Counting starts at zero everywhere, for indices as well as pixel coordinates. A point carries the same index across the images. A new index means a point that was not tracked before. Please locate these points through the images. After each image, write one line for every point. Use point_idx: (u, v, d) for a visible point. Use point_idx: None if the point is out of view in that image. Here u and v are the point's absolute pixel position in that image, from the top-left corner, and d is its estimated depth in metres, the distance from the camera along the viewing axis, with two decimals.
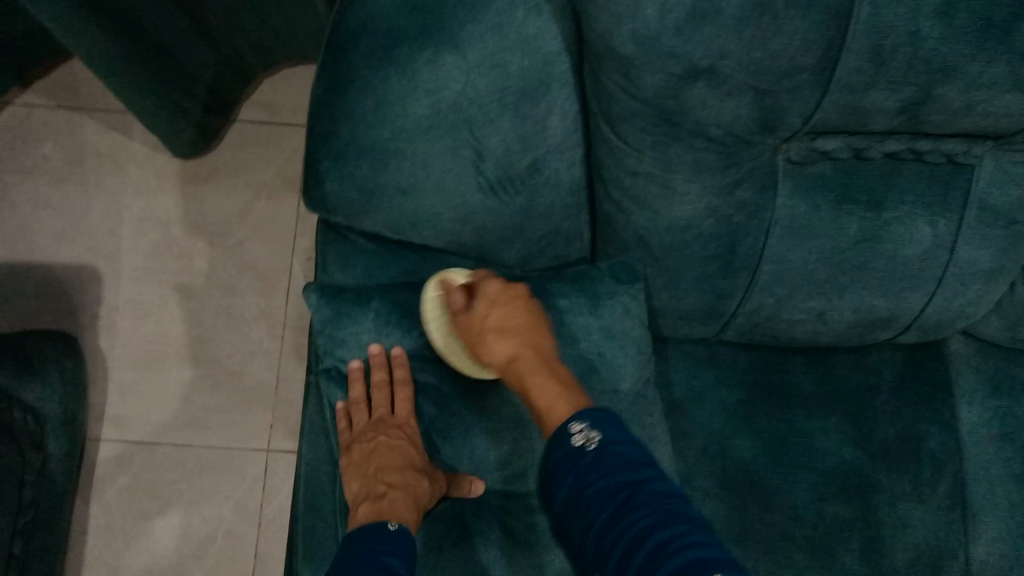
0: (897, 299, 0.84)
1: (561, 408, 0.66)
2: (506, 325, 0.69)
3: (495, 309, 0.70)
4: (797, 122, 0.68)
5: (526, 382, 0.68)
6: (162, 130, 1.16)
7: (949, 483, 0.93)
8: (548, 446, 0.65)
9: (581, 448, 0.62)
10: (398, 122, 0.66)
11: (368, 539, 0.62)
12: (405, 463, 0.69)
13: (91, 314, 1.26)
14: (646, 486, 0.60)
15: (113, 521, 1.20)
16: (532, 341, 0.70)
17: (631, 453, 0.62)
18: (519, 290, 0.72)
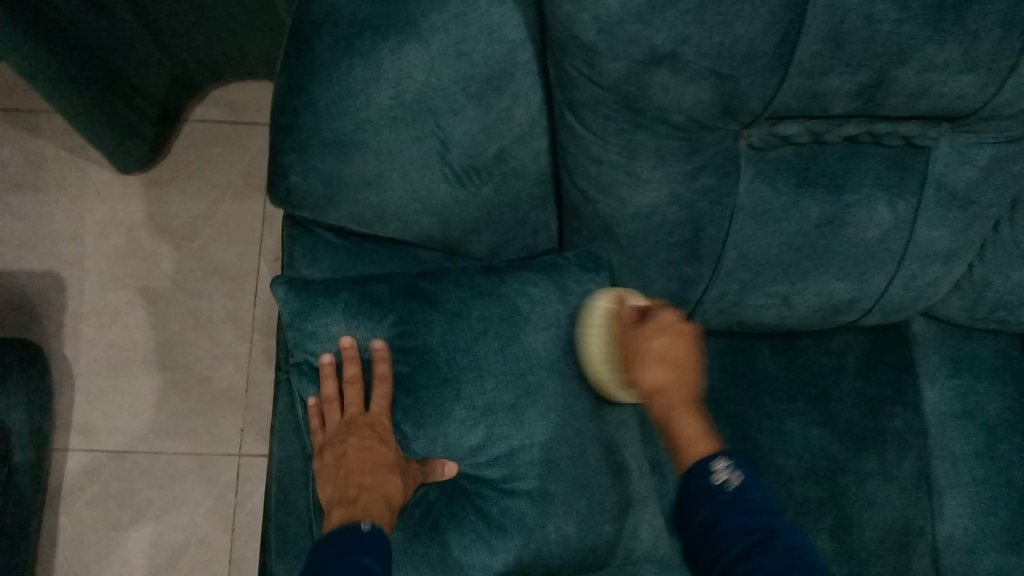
0: (859, 281, 0.85)
1: (701, 445, 0.72)
2: (672, 354, 0.72)
3: (669, 335, 0.72)
4: (758, 107, 0.69)
5: (670, 414, 0.74)
6: (108, 147, 1.16)
7: (914, 461, 0.95)
8: (685, 478, 0.73)
9: (721, 485, 0.70)
10: (362, 113, 0.67)
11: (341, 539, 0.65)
12: (377, 463, 0.69)
13: (55, 321, 1.24)
14: (785, 537, 0.66)
15: (82, 530, 1.18)
16: (685, 366, 0.73)
17: (764, 498, 0.69)
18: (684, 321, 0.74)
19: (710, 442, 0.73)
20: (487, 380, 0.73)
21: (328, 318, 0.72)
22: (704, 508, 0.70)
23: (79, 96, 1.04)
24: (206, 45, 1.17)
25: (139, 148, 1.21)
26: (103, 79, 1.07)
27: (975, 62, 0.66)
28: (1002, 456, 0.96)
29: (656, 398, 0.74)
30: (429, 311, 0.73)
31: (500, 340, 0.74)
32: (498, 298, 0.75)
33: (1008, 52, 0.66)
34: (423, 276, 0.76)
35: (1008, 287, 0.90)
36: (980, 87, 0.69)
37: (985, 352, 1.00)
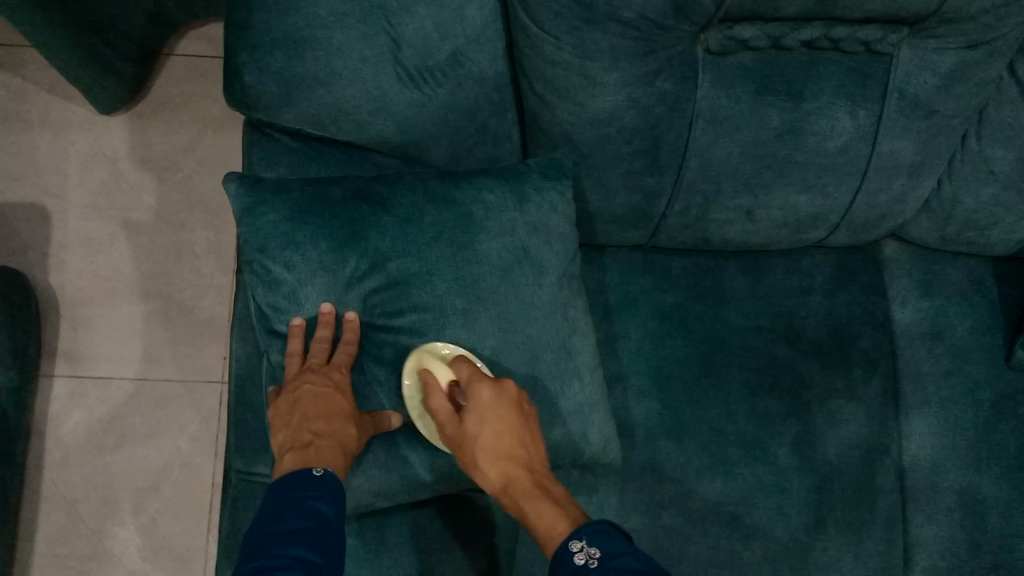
0: (822, 195, 0.85)
1: (561, 524, 0.63)
2: (496, 445, 0.66)
3: (477, 416, 0.67)
4: (711, 5, 0.69)
5: (522, 503, 0.66)
6: (84, 84, 1.17)
7: (881, 380, 0.95)
8: (552, 568, 0.61)
9: (583, 565, 0.58)
10: (312, 9, 0.67)
11: (291, 486, 0.64)
12: (330, 410, 0.69)
13: (40, 251, 1.26)
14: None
15: (67, 453, 1.21)
16: (511, 466, 0.67)
17: (632, 564, 0.57)
18: (512, 396, 0.67)
19: (566, 526, 0.64)
20: (438, 285, 0.74)
21: (280, 222, 0.72)
22: None
23: (54, 31, 1.04)
24: None
25: (113, 82, 1.20)
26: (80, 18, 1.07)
27: None
28: (968, 376, 0.96)
29: (506, 488, 0.67)
30: (382, 216, 0.74)
31: (452, 245, 0.74)
32: (452, 204, 0.75)
33: None
34: (378, 179, 0.76)
35: (975, 206, 0.90)
36: None
37: (955, 275, 1.00)
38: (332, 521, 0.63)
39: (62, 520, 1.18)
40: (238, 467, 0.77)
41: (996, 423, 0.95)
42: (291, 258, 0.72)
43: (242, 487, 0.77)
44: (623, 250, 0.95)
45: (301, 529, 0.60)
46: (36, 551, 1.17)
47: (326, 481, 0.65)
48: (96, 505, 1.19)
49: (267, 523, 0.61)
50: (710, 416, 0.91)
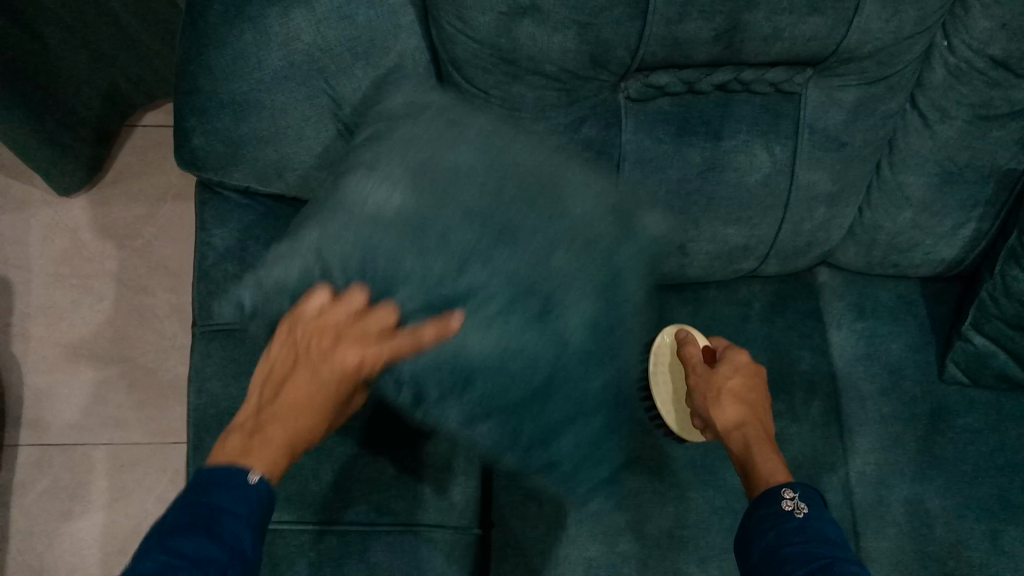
0: (749, 227, 0.91)
1: (778, 473, 0.77)
2: (738, 392, 0.83)
3: (734, 372, 0.84)
4: (626, 55, 0.75)
5: (754, 447, 0.80)
6: (44, 164, 1.19)
7: (822, 401, 1.00)
8: (758, 506, 0.74)
9: (790, 513, 0.71)
10: (255, 75, 0.71)
11: (221, 485, 0.63)
12: (300, 407, 0.68)
13: (3, 322, 1.28)
14: (842, 561, 0.65)
15: (33, 521, 1.21)
16: (755, 418, 0.83)
17: (832, 531, 0.69)
18: (757, 372, 0.86)
19: (783, 473, 0.77)
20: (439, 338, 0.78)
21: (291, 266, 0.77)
22: (769, 534, 0.71)
23: (16, 115, 1.08)
24: (131, 63, 1.22)
25: (73, 161, 1.24)
26: (38, 101, 1.11)
27: (818, 5, 0.72)
28: (905, 393, 1.01)
29: (741, 429, 0.81)
30: None
31: None
32: None
33: None
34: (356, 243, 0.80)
35: (895, 230, 0.96)
36: (828, 28, 0.75)
37: (887, 297, 1.05)
38: (240, 547, 0.62)
39: None
40: None
41: (934, 435, 0.99)
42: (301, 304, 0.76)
43: None
44: None
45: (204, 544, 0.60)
46: None
47: (260, 492, 0.64)
48: (63, 573, 1.19)
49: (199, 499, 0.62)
50: (662, 443, 0.95)
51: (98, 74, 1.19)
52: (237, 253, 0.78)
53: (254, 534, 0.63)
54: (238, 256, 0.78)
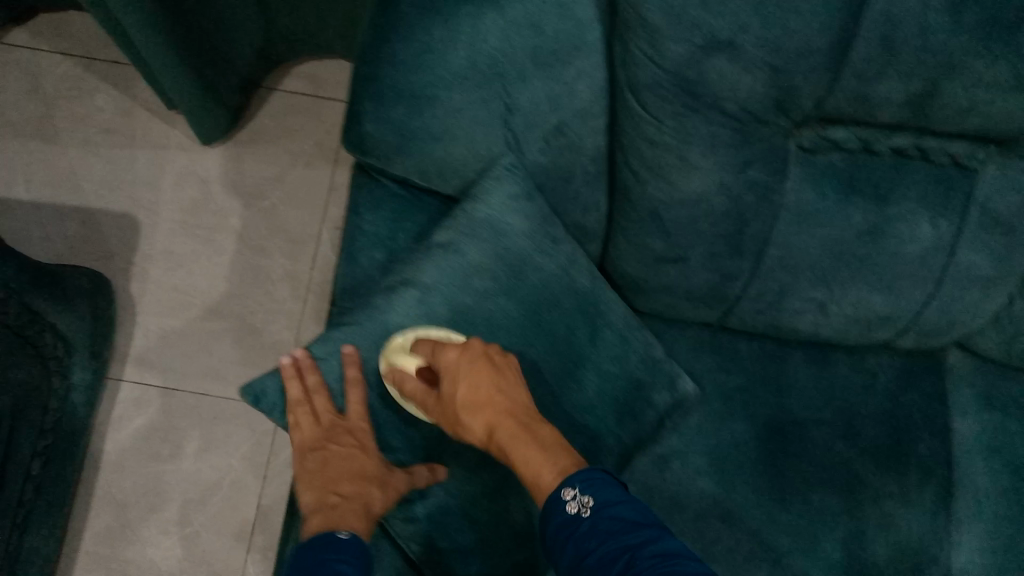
0: (895, 297, 0.87)
1: (546, 474, 0.65)
2: (472, 403, 0.68)
3: (462, 377, 0.68)
4: (810, 105, 0.72)
5: (510, 448, 0.67)
6: (195, 111, 1.22)
7: (935, 487, 0.95)
8: (545, 518, 0.64)
9: (576, 516, 0.61)
10: (436, 71, 0.72)
11: (319, 548, 0.63)
12: (357, 473, 0.69)
13: (125, 260, 1.32)
14: (643, 549, 0.57)
15: (124, 456, 1.25)
16: (505, 408, 0.69)
17: (627, 513, 0.60)
18: (475, 351, 0.70)
19: (552, 469, 0.65)
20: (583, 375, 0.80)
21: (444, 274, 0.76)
22: (568, 550, 0.61)
23: (178, 57, 1.10)
24: (282, 18, 1.24)
25: (220, 111, 1.27)
26: (195, 41, 1.13)
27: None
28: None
29: (494, 436, 0.68)
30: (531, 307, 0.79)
31: (585, 325, 0.81)
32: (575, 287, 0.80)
33: None
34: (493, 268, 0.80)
35: None
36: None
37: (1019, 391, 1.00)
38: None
39: (109, 522, 1.22)
40: None
41: None
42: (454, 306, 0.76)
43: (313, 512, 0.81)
44: (690, 327, 0.98)
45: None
46: (81, 548, 1.20)
47: (353, 546, 0.64)
48: (144, 511, 1.23)
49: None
50: (763, 502, 0.92)
51: (247, 20, 1.21)
52: (387, 240, 0.80)
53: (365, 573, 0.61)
54: (387, 246, 0.80)
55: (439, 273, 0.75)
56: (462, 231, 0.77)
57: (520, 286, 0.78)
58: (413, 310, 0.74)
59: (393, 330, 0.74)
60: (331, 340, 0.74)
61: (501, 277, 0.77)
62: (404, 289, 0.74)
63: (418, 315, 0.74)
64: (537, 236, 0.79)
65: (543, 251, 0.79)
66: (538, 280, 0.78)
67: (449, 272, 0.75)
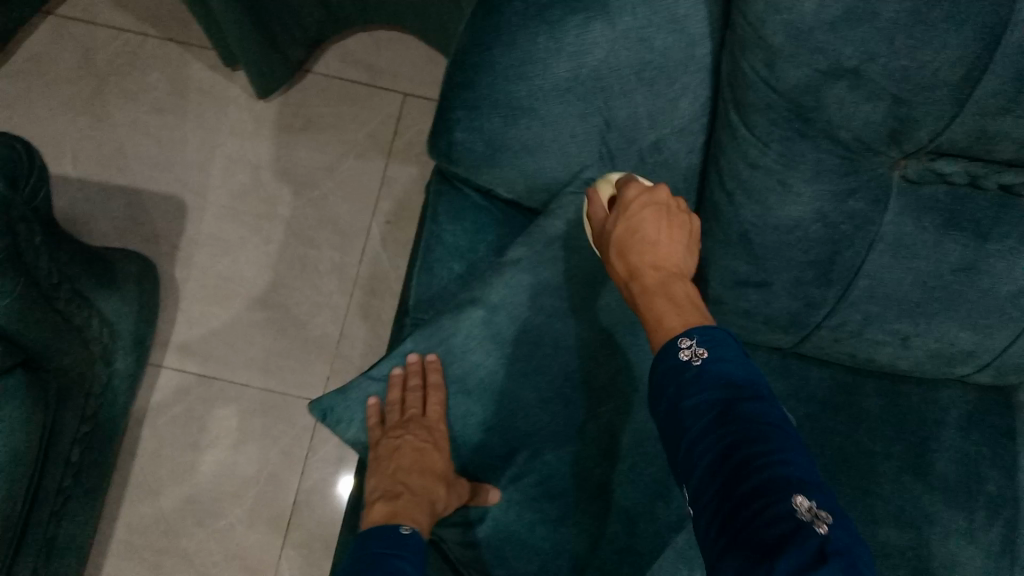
0: (984, 334, 0.84)
1: (674, 319, 0.61)
2: (637, 237, 0.66)
3: (631, 217, 0.67)
4: (925, 138, 0.69)
5: (649, 295, 0.64)
6: (259, 70, 1.21)
7: (1003, 529, 0.91)
8: (657, 358, 0.61)
9: (685, 363, 0.58)
10: (536, 82, 0.68)
11: (380, 542, 0.62)
12: (427, 467, 0.70)
13: (172, 243, 1.29)
14: (742, 404, 0.53)
15: (161, 444, 1.23)
16: (660, 257, 0.66)
17: (733, 374, 0.55)
18: (670, 200, 0.68)
19: (678, 320, 0.61)
20: None
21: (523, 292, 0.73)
22: (662, 388, 0.58)
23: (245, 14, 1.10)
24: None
25: (283, 68, 1.26)
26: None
27: None
28: None
29: (633, 278, 0.66)
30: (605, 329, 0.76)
31: None
32: None
33: None
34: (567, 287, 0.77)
35: None
36: None
37: None
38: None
39: (144, 511, 1.21)
40: None
41: None
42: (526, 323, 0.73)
43: None
44: (760, 349, 0.97)
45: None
46: (115, 536, 1.20)
47: (411, 542, 0.63)
48: (180, 500, 1.21)
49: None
50: None
51: None
52: (466, 251, 0.78)
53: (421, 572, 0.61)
54: (466, 256, 0.78)
55: (507, 291, 0.73)
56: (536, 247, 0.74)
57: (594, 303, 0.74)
58: (478, 330, 0.73)
59: (454, 351, 0.73)
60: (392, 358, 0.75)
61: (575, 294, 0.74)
62: (470, 306, 0.73)
63: (483, 335, 0.73)
64: None
65: None
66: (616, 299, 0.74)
67: (518, 291, 0.73)
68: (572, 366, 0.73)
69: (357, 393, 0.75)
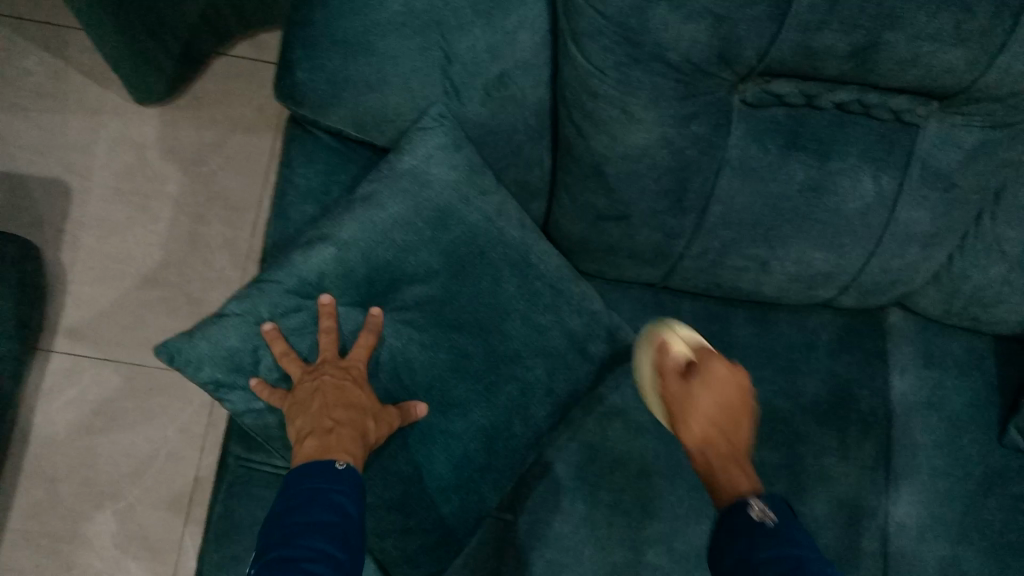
0: (837, 253, 0.87)
1: (744, 484, 0.78)
2: (703, 410, 0.81)
3: (715, 383, 0.81)
4: (754, 57, 0.72)
5: (719, 467, 0.80)
6: (138, 82, 1.20)
7: (875, 444, 0.95)
8: (727, 514, 0.76)
9: (758, 521, 0.73)
10: (373, 16, 0.70)
11: (314, 476, 0.64)
12: (352, 402, 0.68)
13: (55, 226, 1.27)
14: (807, 567, 0.68)
15: (55, 429, 1.20)
16: (718, 428, 0.81)
17: (802, 551, 0.69)
18: (738, 380, 0.83)
19: (749, 486, 0.78)
20: (512, 325, 0.78)
21: (374, 230, 0.73)
22: (742, 543, 0.72)
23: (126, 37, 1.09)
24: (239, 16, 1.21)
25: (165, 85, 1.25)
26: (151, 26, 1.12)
27: (964, 36, 0.68)
28: (960, 449, 0.96)
29: (707, 449, 0.81)
30: (465, 263, 0.76)
31: (518, 275, 0.79)
32: (499, 239, 0.78)
33: (997, 31, 0.67)
34: (424, 223, 0.75)
35: (983, 281, 0.91)
36: (967, 63, 0.70)
37: (957, 349, 1.00)
38: (353, 514, 0.63)
39: (41, 498, 1.17)
40: (237, 453, 0.78)
41: (985, 496, 0.95)
42: (379, 258, 0.73)
43: (239, 473, 0.78)
44: (634, 287, 0.99)
45: (323, 525, 0.62)
46: (12, 525, 1.16)
47: (347, 478, 0.64)
48: (78, 485, 1.18)
49: (290, 515, 0.62)
50: None
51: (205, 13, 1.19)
52: (319, 193, 0.79)
53: (359, 500, 0.64)
54: (319, 200, 0.79)
55: (358, 228, 0.73)
56: (383, 182, 0.75)
57: (443, 237, 0.76)
58: (330, 268, 0.72)
59: (315, 288, 0.72)
60: (245, 299, 0.71)
61: (423, 229, 0.75)
62: (321, 244, 0.72)
63: (334, 273, 0.72)
64: (463, 185, 0.76)
65: (466, 201, 0.76)
66: (463, 231, 0.76)
67: (368, 226, 0.73)
68: (423, 299, 0.75)
69: (202, 335, 0.69)
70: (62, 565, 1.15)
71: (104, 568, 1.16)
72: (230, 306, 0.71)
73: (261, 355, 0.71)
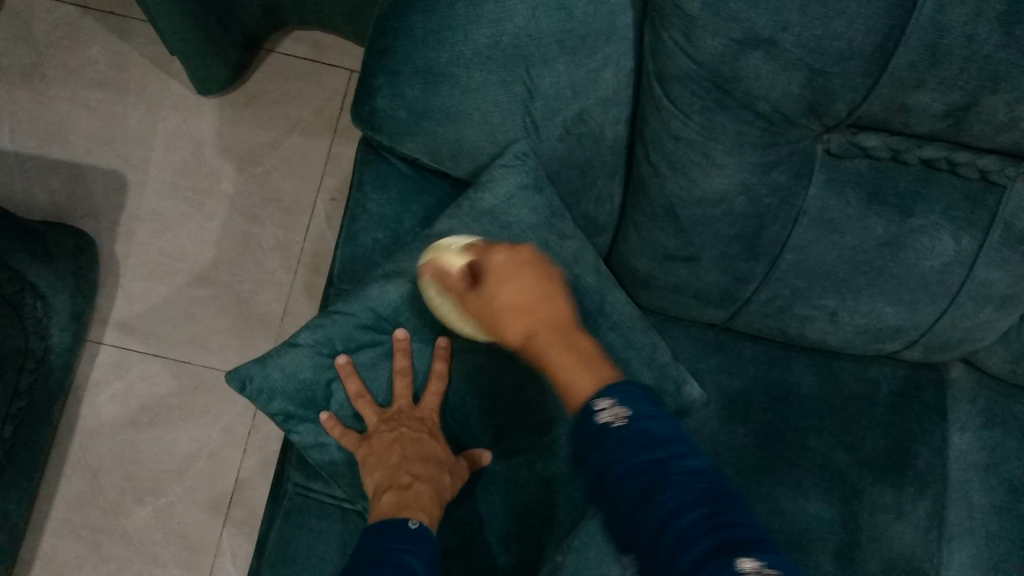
0: (908, 308, 0.84)
1: (586, 377, 0.62)
2: (552, 290, 0.67)
3: (540, 266, 0.67)
4: (844, 110, 0.70)
5: (543, 353, 0.64)
6: (200, 74, 1.20)
7: (928, 503, 0.93)
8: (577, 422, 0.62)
9: (607, 425, 0.59)
10: (457, 48, 0.69)
11: (387, 535, 0.63)
12: (427, 455, 0.70)
13: (111, 218, 1.27)
14: (671, 464, 0.57)
15: (100, 421, 1.21)
16: (568, 309, 0.67)
17: (655, 429, 0.59)
18: (555, 242, 0.68)
19: (597, 373, 0.63)
20: None
21: None
22: (595, 455, 0.59)
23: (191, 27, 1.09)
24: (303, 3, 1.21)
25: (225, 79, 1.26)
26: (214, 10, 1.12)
27: None
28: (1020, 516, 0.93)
29: (532, 339, 0.64)
30: None
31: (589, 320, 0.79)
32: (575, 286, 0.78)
33: None
34: None
35: None
36: None
37: None
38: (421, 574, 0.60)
39: (83, 489, 1.18)
40: (297, 481, 0.78)
41: None
42: None
43: (297, 499, 0.77)
44: (693, 325, 0.98)
45: None
46: (53, 514, 1.17)
47: (418, 536, 0.63)
48: (119, 479, 1.19)
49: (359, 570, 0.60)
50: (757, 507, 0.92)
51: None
52: (392, 223, 0.80)
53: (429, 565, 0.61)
54: (391, 228, 0.80)
55: None
56: (464, 219, 0.75)
57: None
58: (407, 304, 0.73)
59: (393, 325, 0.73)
60: (320, 329, 0.72)
61: None
62: (399, 279, 0.73)
63: (412, 310, 0.73)
64: (544, 229, 0.76)
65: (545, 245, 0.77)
66: None
67: None
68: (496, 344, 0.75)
69: (276, 364, 0.71)
70: (100, 557, 1.16)
71: (141, 564, 1.17)
72: (305, 335, 0.72)
73: (335, 388, 0.72)
